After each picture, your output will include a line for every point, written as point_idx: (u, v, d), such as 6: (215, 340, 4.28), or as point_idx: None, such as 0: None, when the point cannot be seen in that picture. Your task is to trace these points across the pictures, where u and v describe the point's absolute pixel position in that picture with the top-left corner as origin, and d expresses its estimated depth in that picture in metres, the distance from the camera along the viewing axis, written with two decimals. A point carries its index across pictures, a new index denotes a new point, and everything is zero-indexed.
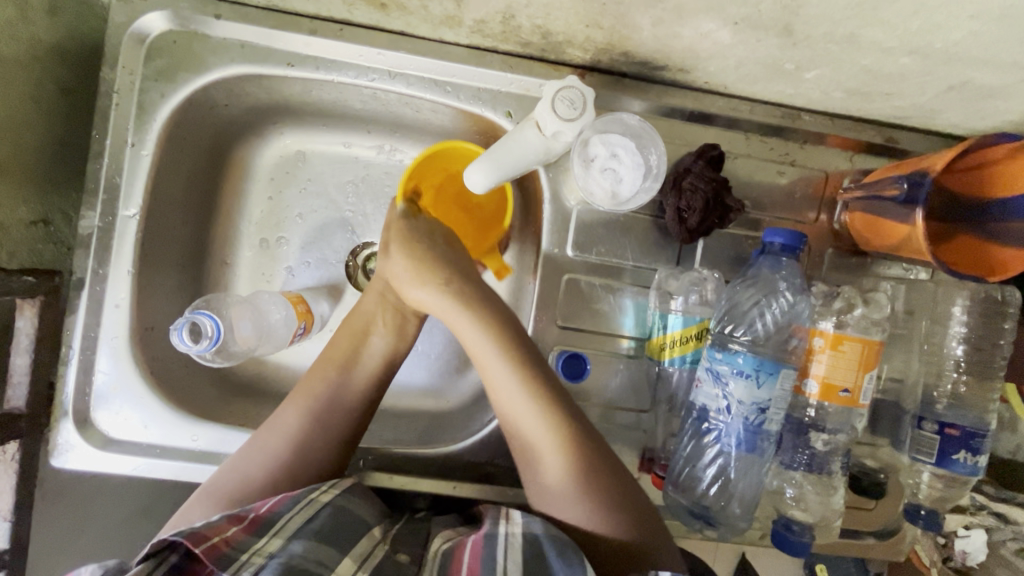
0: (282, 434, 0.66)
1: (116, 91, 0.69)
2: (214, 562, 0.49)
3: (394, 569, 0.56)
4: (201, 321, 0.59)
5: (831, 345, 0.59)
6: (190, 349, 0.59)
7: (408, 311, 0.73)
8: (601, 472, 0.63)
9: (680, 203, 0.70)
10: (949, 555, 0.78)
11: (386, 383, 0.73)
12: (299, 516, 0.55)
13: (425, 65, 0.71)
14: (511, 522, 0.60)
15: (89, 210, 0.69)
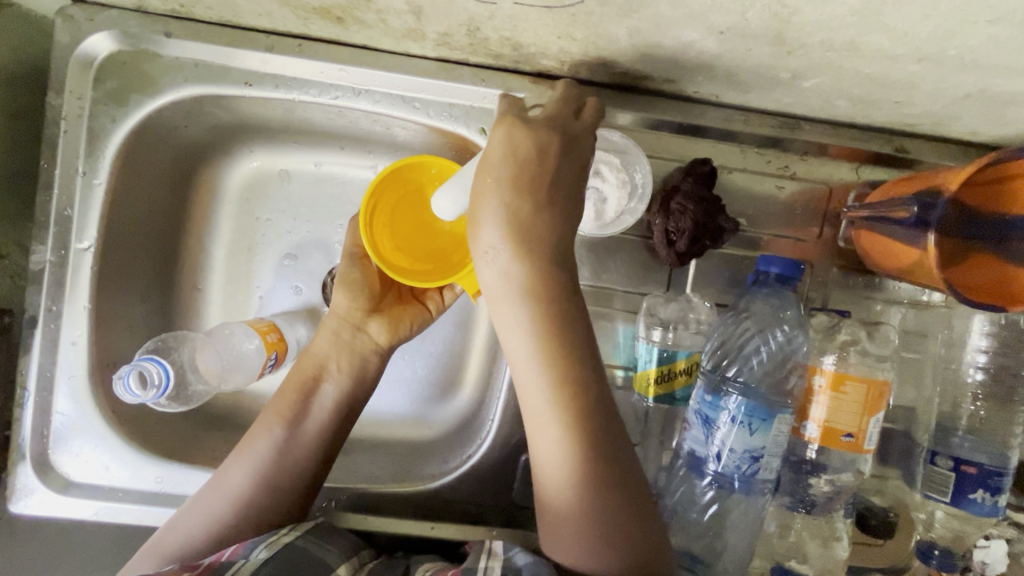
0: (225, 492, 0.62)
1: (63, 118, 0.65)
2: None
3: None
4: (146, 368, 0.55)
5: (832, 386, 0.54)
6: (139, 398, 0.55)
7: (364, 351, 0.70)
8: (619, 484, 0.52)
9: (668, 225, 0.65)
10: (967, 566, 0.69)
11: (341, 432, 0.68)
12: (254, 562, 0.53)
13: (391, 80, 0.66)
14: (493, 557, 0.55)
15: (41, 244, 0.65)
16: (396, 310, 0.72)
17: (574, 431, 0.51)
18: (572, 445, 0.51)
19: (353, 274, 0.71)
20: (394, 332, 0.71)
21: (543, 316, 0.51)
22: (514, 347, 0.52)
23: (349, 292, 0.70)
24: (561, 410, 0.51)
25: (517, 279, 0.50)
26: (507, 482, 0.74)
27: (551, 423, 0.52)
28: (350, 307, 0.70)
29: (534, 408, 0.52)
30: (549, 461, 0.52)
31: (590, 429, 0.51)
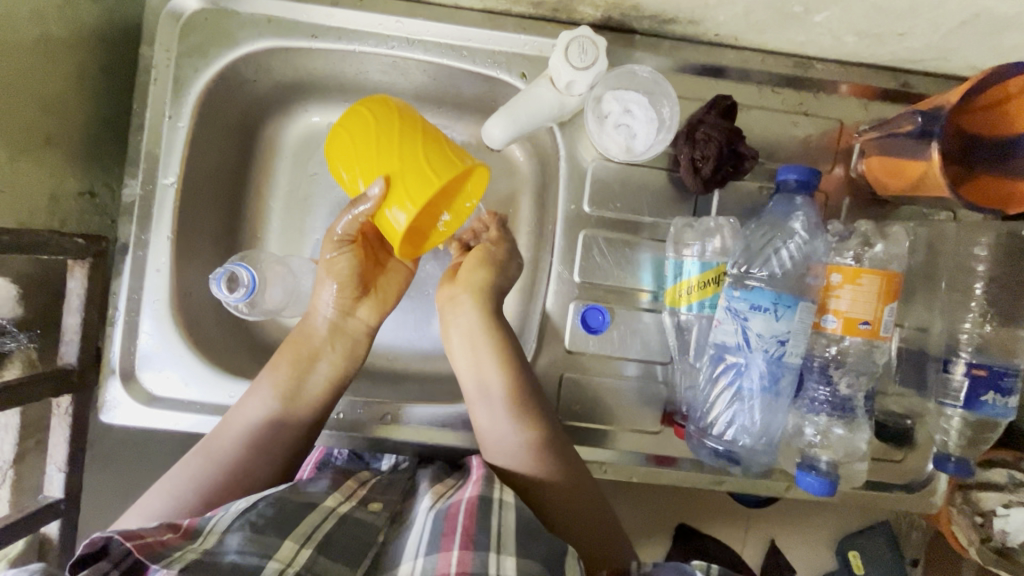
0: (218, 458, 0.68)
1: (154, 67, 0.73)
2: (147, 556, 0.52)
3: (356, 524, 0.63)
4: (237, 271, 0.62)
5: (850, 280, 0.59)
6: (226, 298, 0.62)
7: (355, 333, 0.76)
8: (553, 438, 0.72)
9: (694, 153, 0.71)
10: (988, 534, 0.82)
11: (335, 397, 0.75)
12: (235, 513, 0.58)
13: (442, 31, 0.74)
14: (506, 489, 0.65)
15: (132, 179, 0.74)
16: (384, 294, 0.78)
17: (512, 394, 0.71)
18: (517, 410, 0.71)
19: (343, 263, 0.73)
20: (383, 310, 0.78)
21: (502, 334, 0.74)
22: (479, 363, 0.73)
23: (340, 284, 0.74)
24: (513, 380, 0.72)
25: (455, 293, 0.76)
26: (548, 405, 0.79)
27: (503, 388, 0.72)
28: (341, 297, 0.75)
29: (493, 385, 0.72)
30: (495, 416, 0.72)
31: (520, 390, 0.72)
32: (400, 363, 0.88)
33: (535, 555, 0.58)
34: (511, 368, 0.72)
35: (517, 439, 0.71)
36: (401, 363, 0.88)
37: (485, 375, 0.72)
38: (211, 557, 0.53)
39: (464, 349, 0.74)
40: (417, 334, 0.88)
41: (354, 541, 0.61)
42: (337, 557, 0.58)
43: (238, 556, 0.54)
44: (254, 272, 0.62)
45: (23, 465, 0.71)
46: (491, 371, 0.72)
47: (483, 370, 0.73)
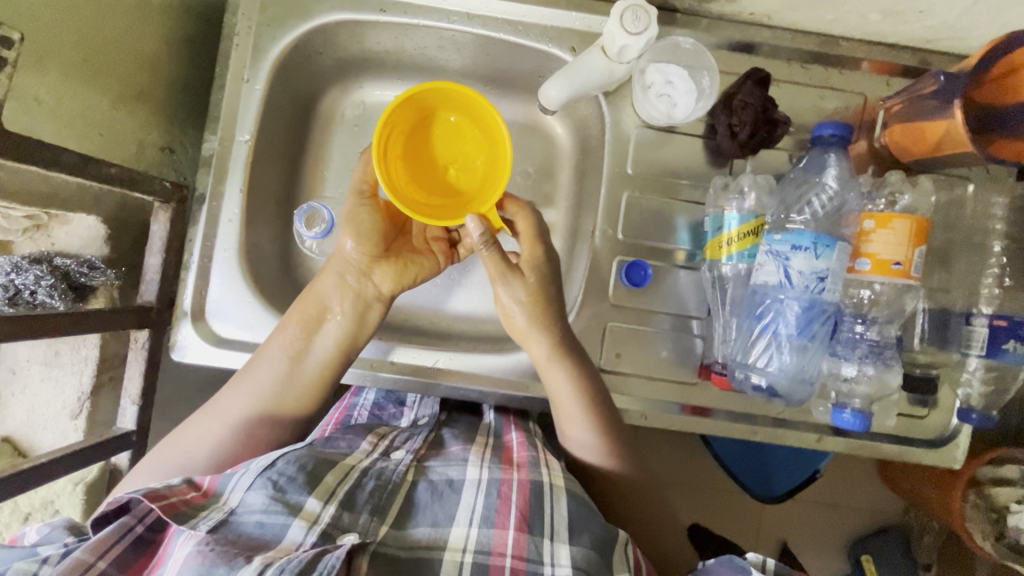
0: (226, 415, 0.72)
1: (236, 34, 0.80)
2: (175, 516, 0.59)
3: (380, 475, 0.67)
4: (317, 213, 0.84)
5: (882, 224, 0.64)
6: (302, 228, 0.83)
7: (369, 297, 0.76)
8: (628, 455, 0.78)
9: (732, 121, 0.77)
10: (1003, 531, 0.99)
11: (340, 368, 0.77)
12: (256, 468, 0.63)
13: (500, 7, 0.81)
14: (551, 473, 0.70)
15: (211, 135, 0.79)
16: (402, 259, 0.78)
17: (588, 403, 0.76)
18: (592, 422, 0.76)
19: (360, 214, 0.76)
20: (399, 280, 0.77)
21: (577, 359, 0.75)
22: (559, 389, 0.75)
23: (357, 238, 0.76)
24: (589, 404, 0.76)
25: (524, 308, 0.75)
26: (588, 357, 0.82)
27: (582, 414, 0.76)
28: (357, 254, 0.76)
29: (571, 409, 0.76)
30: (584, 440, 0.77)
31: (592, 396, 0.76)
32: (443, 324, 0.92)
33: (580, 543, 0.63)
34: (580, 385, 0.75)
35: (606, 464, 0.77)
36: (447, 325, 0.92)
37: (566, 403, 0.76)
38: (234, 518, 0.59)
39: (550, 376, 0.76)
40: (461, 295, 0.92)
41: (382, 488, 0.65)
42: (364, 509, 0.63)
43: (262, 515, 0.59)
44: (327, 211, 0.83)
45: (98, 398, 0.75)
46: (570, 400, 0.75)
47: (562, 393, 0.75)
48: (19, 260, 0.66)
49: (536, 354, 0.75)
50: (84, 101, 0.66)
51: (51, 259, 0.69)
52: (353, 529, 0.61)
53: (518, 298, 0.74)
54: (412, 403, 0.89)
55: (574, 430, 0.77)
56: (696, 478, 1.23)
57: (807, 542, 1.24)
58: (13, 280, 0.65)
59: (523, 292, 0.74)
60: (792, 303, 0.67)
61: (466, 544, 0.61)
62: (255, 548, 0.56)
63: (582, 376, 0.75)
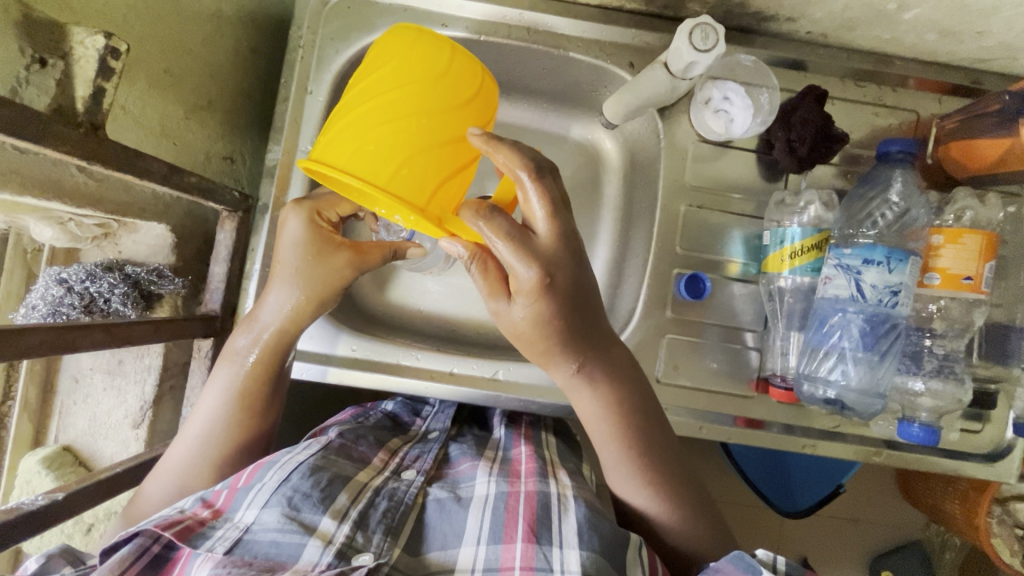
0: (185, 458, 0.67)
1: (301, 47, 0.81)
2: (187, 539, 0.58)
3: (391, 493, 0.67)
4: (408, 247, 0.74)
5: (951, 239, 0.65)
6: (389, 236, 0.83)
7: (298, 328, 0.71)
8: (671, 484, 0.71)
9: (790, 136, 0.78)
10: None
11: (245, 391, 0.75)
12: (271, 484, 0.63)
13: (560, 22, 0.82)
14: (559, 483, 0.69)
15: (274, 145, 0.80)
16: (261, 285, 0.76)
17: (614, 432, 0.70)
18: (621, 455, 0.70)
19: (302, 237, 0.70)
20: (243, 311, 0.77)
21: (602, 385, 0.69)
22: (584, 412, 0.70)
23: (305, 278, 0.69)
24: (618, 429, 0.70)
25: (530, 339, 0.65)
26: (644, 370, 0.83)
27: (609, 438, 0.70)
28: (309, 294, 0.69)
29: (600, 432, 0.70)
30: (613, 469, 0.71)
31: (618, 426, 0.70)
32: (492, 333, 0.92)
33: (588, 547, 0.61)
34: (604, 415, 0.69)
35: (637, 490, 0.71)
36: (492, 336, 0.92)
37: (592, 425, 0.71)
38: (248, 536, 0.59)
39: (574, 398, 0.70)
40: None
41: (392, 498, 0.66)
42: (377, 530, 0.62)
43: (277, 534, 0.59)
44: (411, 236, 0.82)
45: (159, 407, 0.74)
46: (596, 425, 0.70)
47: (591, 418, 0.70)
48: (94, 268, 0.67)
49: (558, 377, 0.69)
50: (161, 111, 0.66)
51: (123, 266, 0.69)
52: (368, 549, 0.60)
53: (529, 317, 0.63)
54: (426, 415, 0.88)
55: (605, 458, 0.72)
56: (724, 491, 1.23)
57: (835, 556, 1.23)
58: (88, 288, 0.66)
59: (530, 314, 0.62)
60: (855, 318, 0.69)
61: (475, 564, 0.61)
62: (271, 570, 0.56)
63: (611, 400, 0.69)
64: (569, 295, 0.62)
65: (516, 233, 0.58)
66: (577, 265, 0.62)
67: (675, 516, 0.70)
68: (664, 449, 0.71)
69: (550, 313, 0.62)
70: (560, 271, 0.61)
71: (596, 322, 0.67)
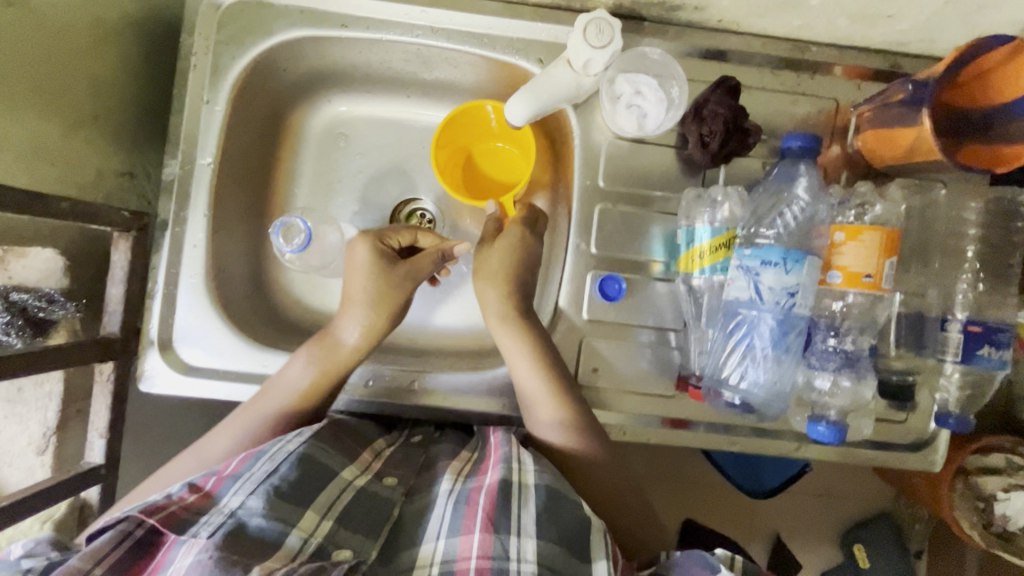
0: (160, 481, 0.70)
1: (193, 55, 0.78)
2: (173, 526, 0.57)
3: (370, 496, 0.66)
4: (296, 225, 0.66)
5: (851, 236, 0.64)
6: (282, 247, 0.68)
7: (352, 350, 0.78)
8: (583, 413, 0.76)
9: (702, 130, 0.76)
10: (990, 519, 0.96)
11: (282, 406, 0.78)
12: (260, 471, 0.62)
13: (463, 20, 0.79)
14: (523, 470, 0.67)
15: (171, 159, 0.78)
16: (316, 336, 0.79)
17: (550, 383, 0.75)
18: (555, 403, 0.76)
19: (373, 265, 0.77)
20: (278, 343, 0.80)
21: (537, 335, 0.77)
22: (511, 353, 0.77)
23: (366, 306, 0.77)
24: (550, 377, 0.76)
25: (504, 301, 0.79)
26: None
27: (540, 390, 0.76)
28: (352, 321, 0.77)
29: (532, 384, 0.76)
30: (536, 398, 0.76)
31: (553, 373, 0.76)
32: (423, 340, 0.91)
33: (546, 537, 0.60)
34: (541, 362, 0.76)
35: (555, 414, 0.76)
36: (420, 338, 0.92)
37: (525, 377, 0.76)
38: (232, 522, 0.57)
39: (508, 352, 0.77)
40: (437, 310, 0.92)
41: (370, 502, 0.65)
42: (358, 529, 0.62)
43: (260, 520, 0.58)
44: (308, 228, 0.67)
45: (64, 432, 0.74)
46: (523, 365, 0.76)
47: (522, 371, 0.77)
48: None
49: (495, 317, 0.79)
50: (32, 130, 0.64)
51: (8, 293, 0.67)
52: (350, 548, 0.60)
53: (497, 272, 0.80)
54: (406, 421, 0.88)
55: (538, 416, 0.76)
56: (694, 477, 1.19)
57: None
58: None
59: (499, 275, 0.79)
60: (768, 316, 0.66)
61: (433, 558, 0.60)
62: (254, 554, 0.55)
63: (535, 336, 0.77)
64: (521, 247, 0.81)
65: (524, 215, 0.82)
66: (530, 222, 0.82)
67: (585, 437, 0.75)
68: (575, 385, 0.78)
69: (515, 282, 0.80)
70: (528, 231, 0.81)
71: (526, 275, 0.81)
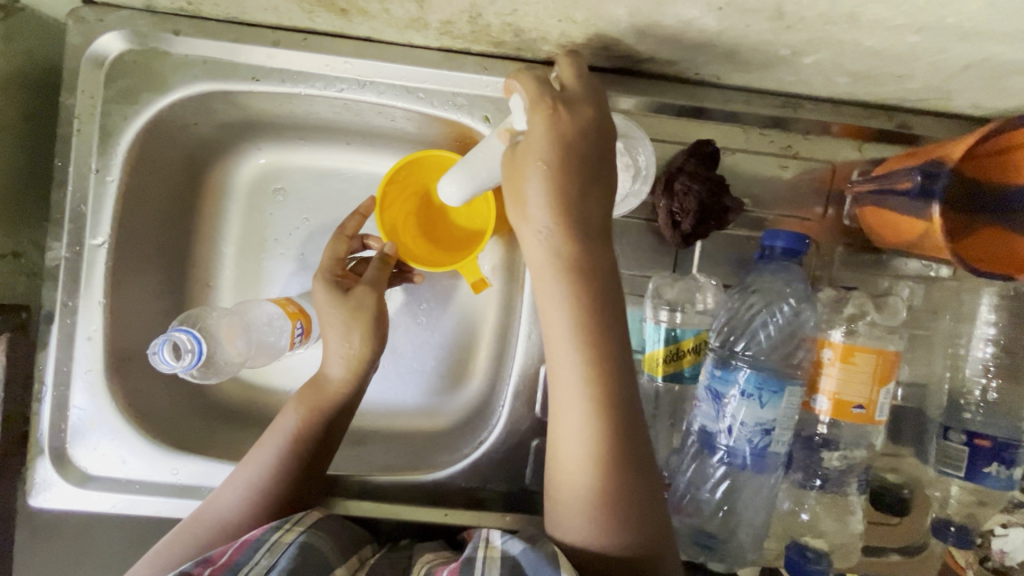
0: None
1: (77, 116, 0.67)
2: None
3: None
4: (178, 338, 0.56)
5: (841, 358, 0.55)
6: (174, 367, 0.56)
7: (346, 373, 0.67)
8: (638, 463, 0.52)
9: (673, 206, 0.64)
10: (986, 555, 0.69)
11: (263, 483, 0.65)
12: (262, 563, 0.54)
13: (395, 72, 0.67)
14: (490, 545, 0.55)
15: (56, 240, 0.67)
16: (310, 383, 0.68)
17: (599, 401, 0.51)
18: (597, 430, 0.52)
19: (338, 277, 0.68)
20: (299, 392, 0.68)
21: (601, 330, 0.52)
22: (548, 308, 0.52)
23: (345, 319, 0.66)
24: (600, 394, 0.51)
25: (556, 263, 0.51)
26: (518, 469, 0.74)
27: (588, 404, 0.51)
28: (344, 336, 0.66)
29: (572, 387, 0.52)
30: (567, 421, 0.53)
31: (604, 390, 0.52)
32: (365, 421, 0.82)
33: None
34: (594, 367, 0.51)
35: (583, 451, 0.52)
36: (364, 419, 0.83)
37: (567, 367, 0.52)
38: None
39: (555, 331, 0.53)
40: (381, 385, 0.83)
41: None
42: None
43: None
44: (198, 336, 0.56)
45: None
46: (568, 361, 0.52)
47: (563, 361, 0.52)
48: None
49: (534, 259, 0.53)
50: None
51: None
52: None
53: (544, 247, 0.51)
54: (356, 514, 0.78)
55: (568, 435, 0.53)
56: None
57: None
58: None
59: (546, 233, 0.51)
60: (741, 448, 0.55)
61: None
62: None
63: (589, 334, 0.52)
64: (574, 216, 0.51)
65: (560, 99, 0.52)
66: (587, 170, 0.51)
67: (612, 509, 0.52)
68: (634, 427, 0.53)
69: (574, 258, 0.51)
70: (577, 143, 0.51)
71: (591, 258, 0.51)
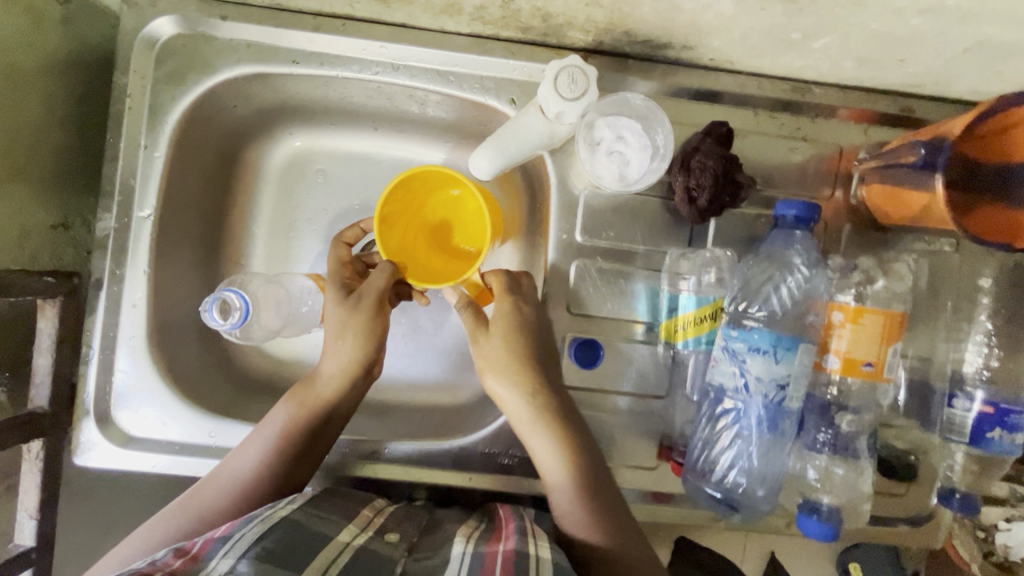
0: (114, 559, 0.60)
1: (128, 95, 0.71)
2: None
3: (372, 557, 0.54)
4: (228, 297, 0.60)
5: (851, 319, 0.58)
6: (222, 325, 0.60)
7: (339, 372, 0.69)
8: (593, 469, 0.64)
9: (689, 182, 0.68)
10: (989, 549, 0.72)
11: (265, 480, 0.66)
12: (257, 529, 0.51)
13: (427, 56, 0.71)
14: (539, 543, 0.56)
15: (106, 212, 0.71)
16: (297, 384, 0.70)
17: (555, 426, 0.65)
18: (560, 448, 0.64)
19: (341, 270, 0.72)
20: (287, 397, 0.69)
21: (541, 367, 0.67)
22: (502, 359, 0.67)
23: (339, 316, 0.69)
24: (553, 419, 0.65)
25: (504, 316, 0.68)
26: None
27: (544, 431, 0.64)
28: (339, 328, 0.68)
29: (529, 421, 0.65)
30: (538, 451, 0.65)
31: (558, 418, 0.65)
32: (388, 394, 0.85)
33: None
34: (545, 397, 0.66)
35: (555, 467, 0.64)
36: (386, 392, 0.86)
37: (519, 408, 0.66)
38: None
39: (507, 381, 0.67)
40: (404, 360, 0.86)
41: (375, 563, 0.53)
42: None
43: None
44: (247, 297, 0.60)
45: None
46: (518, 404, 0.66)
47: (518, 405, 0.66)
48: None
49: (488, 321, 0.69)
50: None
51: None
52: None
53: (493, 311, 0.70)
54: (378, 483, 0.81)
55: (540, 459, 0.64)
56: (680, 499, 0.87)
57: None
58: None
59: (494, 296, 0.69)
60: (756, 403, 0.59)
61: None
62: None
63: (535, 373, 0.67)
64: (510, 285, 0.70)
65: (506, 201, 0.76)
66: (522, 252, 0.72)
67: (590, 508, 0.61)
68: (586, 441, 0.65)
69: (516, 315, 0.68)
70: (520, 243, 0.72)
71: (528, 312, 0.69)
